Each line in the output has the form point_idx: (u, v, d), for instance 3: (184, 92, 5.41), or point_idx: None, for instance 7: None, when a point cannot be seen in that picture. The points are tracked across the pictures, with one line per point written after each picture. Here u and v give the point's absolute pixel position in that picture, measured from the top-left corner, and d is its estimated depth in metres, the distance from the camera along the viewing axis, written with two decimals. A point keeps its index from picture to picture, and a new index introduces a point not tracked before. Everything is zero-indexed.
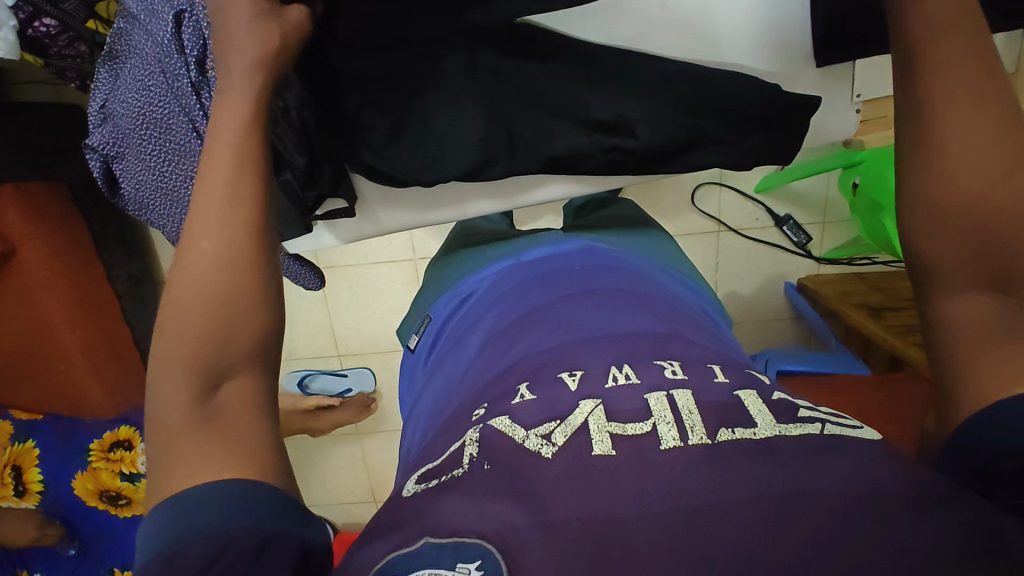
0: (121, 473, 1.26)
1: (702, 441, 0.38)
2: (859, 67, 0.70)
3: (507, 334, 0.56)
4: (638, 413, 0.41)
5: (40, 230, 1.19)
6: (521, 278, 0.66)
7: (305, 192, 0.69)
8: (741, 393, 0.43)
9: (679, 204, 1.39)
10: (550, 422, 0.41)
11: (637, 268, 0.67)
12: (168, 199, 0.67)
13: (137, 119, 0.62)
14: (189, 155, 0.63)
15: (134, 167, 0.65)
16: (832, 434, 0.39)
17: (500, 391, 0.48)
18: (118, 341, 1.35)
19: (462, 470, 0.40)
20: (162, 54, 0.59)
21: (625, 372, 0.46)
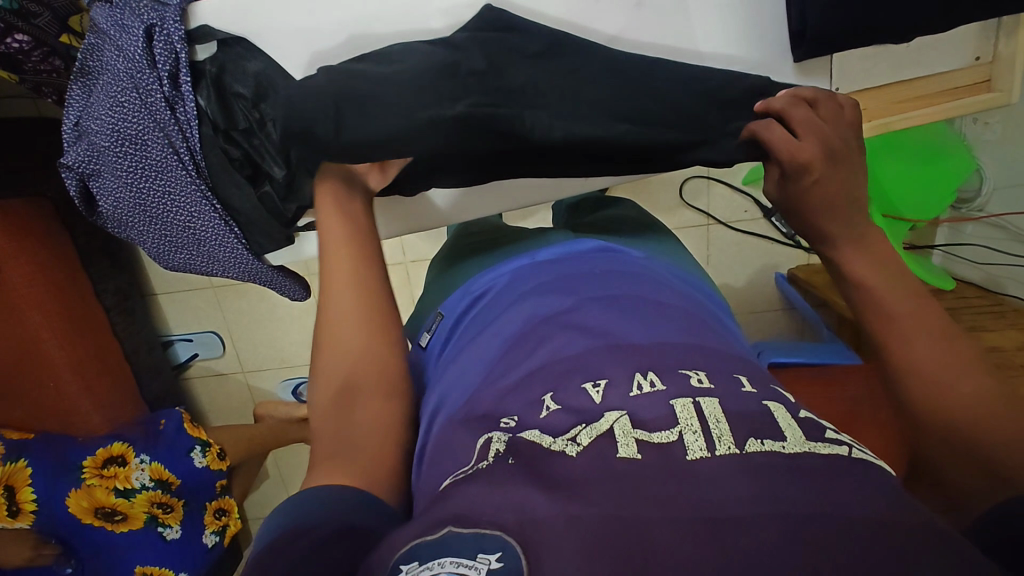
0: (115, 490, 1.30)
1: (730, 451, 0.37)
2: (837, 60, 0.70)
3: (531, 337, 0.54)
4: (665, 420, 0.41)
5: (28, 246, 1.18)
6: (539, 276, 0.65)
7: (284, 203, 0.66)
8: (769, 403, 0.43)
9: (668, 199, 1.39)
10: (577, 427, 0.42)
11: (654, 270, 0.66)
12: (148, 216, 0.66)
13: (112, 136, 0.60)
14: (167, 171, 0.62)
15: (112, 184, 0.63)
16: (859, 458, 0.38)
17: (523, 399, 0.48)
18: (108, 358, 1.35)
19: (487, 463, 0.41)
20: (133, 69, 0.59)
21: (649, 379, 0.45)
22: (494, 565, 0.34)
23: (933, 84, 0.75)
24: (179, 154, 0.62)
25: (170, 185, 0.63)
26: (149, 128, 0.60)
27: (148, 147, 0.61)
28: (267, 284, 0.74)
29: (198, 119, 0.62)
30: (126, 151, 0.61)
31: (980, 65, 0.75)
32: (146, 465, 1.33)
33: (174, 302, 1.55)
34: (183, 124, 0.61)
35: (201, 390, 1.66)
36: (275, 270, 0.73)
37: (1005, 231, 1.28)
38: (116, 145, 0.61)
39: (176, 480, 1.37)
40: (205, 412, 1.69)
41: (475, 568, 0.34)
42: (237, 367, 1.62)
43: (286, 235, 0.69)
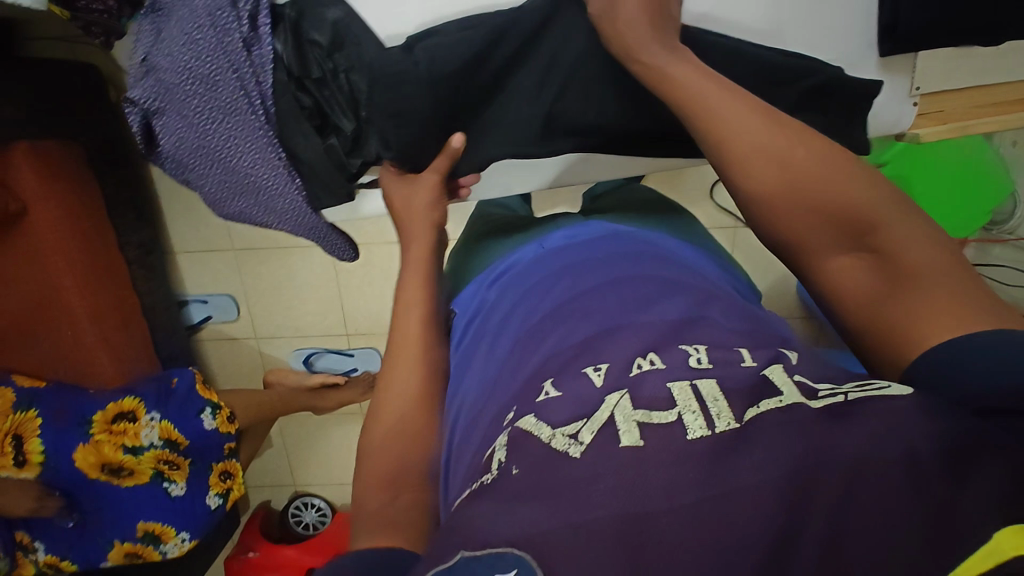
0: (124, 446, 1.28)
1: (731, 426, 0.38)
2: (921, 58, 0.68)
3: (534, 332, 0.55)
4: (662, 402, 0.41)
5: (59, 190, 1.17)
6: (551, 267, 0.65)
7: (349, 158, 0.65)
8: (768, 372, 0.43)
9: (698, 196, 1.41)
10: (577, 421, 0.41)
11: (668, 252, 0.67)
12: (209, 159, 0.64)
13: (183, 74, 0.59)
14: (238, 113, 0.61)
15: (176, 123, 0.62)
16: (856, 399, 0.39)
17: (527, 391, 0.48)
18: (126, 309, 1.33)
19: (492, 478, 0.41)
20: (212, 6, 0.58)
21: (650, 359, 0.46)
22: None
23: (991, 94, 0.75)
24: (251, 98, 0.60)
25: (237, 130, 0.61)
26: (223, 69, 0.59)
27: (219, 88, 0.59)
28: (316, 238, 0.71)
29: (274, 62, 0.61)
30: (196, 91, 0.60)
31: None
32: (156, 423, 1.31)
33: (193, 263, 1.54)
34: (257, 67, 0.60)
35: (211, 353, 1.65)
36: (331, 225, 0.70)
37: None
38: (188, 83, 0.59)
39: (186, 441, 1.35)
40: (214, 376, 1.68)
41: None
42: (249, 333, 1.61)
43: (347, 189, 0.66)
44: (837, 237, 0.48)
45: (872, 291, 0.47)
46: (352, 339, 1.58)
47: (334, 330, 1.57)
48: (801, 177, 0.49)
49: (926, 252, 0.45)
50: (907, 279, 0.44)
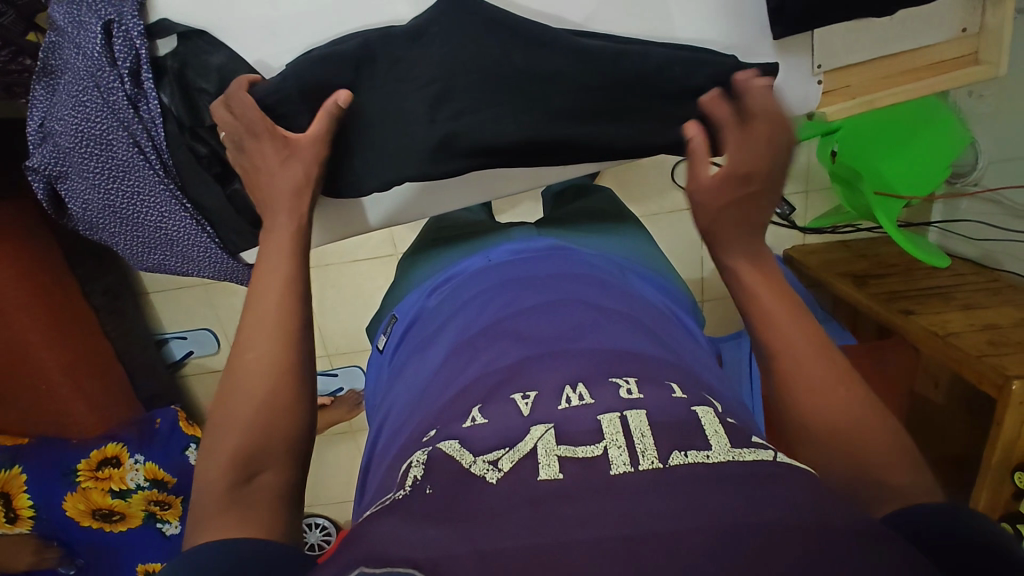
0: (111, 491, 1.32)
1: (653, 466, 0.37)
2: (819, 36, 0.68)
3: (467, 348, 0.53)
4: (590, 435, 0.39)
5: (13, 249, 1.17)
6: (489, 281, 0.63)
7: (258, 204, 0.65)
8: (697, 408, 0.42)
9: (659, 181, 1.40)
10: (499, 450, 0.40)
11: (605, 271, 0.64)
12: (118, 217, 0.66)
13: (74, 136, 0.60)
14: (135, 171, 0.62)
15: (79, 186, 0.63)
16: (784, 461, 0.38)
17: (451, 413, 0.46)
18: (99, 355, 1.34)
19: (405, 492, 0.39)
20: (92, 66, 0.59)
21: (579, 393, 0.43)
22: None
23: (914, 58, 0.74)
24: (147, 155, 0.62)
25: (139, 186, 0.63)
26: (113, 128, 0.60)
27: (114, 148, 0.61)
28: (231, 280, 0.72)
29: (162, 116, 0.62)
30: (91, 152, 0.61)
31: (968, 37, 0.73)
32: (140, 466, 1.34)
33: (166, 303, 1.54)
34: (147, 123, 0.61)
35: (196, 387, 1.65)
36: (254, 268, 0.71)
37: (999, 207, 1.26)
38: (82, 145, 0.61)
39: (173, 479, 1.37)
40: (202, 410, 1.69)
41: None
42: None
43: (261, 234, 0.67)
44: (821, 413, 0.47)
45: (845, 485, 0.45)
46: (332, 360, 1.57)
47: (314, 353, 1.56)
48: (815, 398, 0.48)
49: (910, 483, 0.44)
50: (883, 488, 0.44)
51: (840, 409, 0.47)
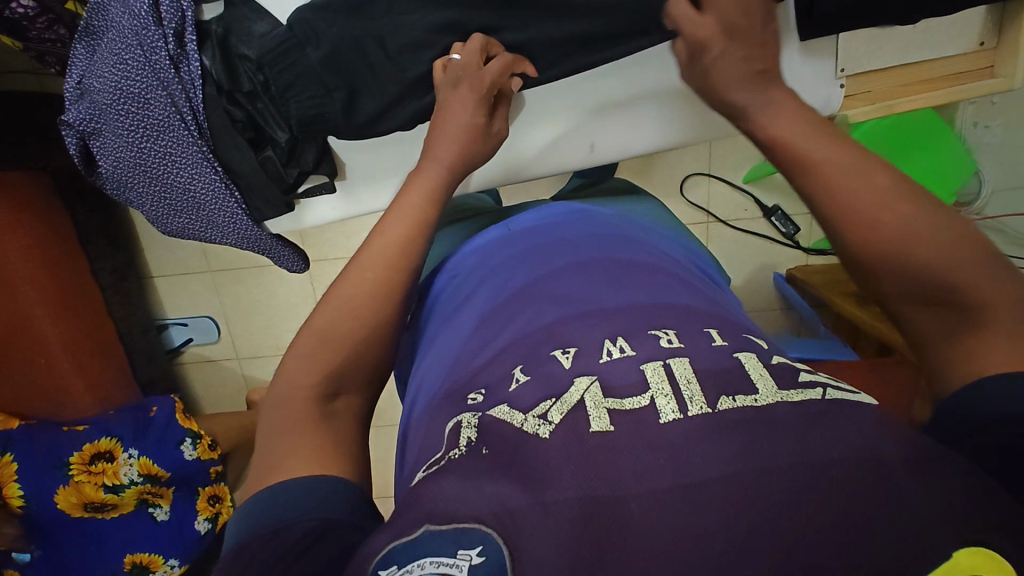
0: (104, 486, 1.28)
1: (702, 411, 0.38)
2: (841, 42, 0.76)
3: (503, 312, 0.53)
4: (636, 387, 0.41)
5: (24, 220, 1.17)
6: (514, 249, 0.64)
7: (286, 168, 0.80)
8: (740, 355, 0.43)
9: (669, 192, 1.42)
10: (546, 402, 0.41)
11: (630, 232, 0.65)
12: (143, 173, 0.77)
13: (114, 94, 0.71)
14: (167, 129, 0.74)
15: (112, 144, 0.74)
16: (834, 398, 0.39)
17: (495, 374, 0.47)
18: (101, 336, 1.34)
19: (459, 453, 0.40)
20: (139, 27, 0.70)
21: (619, 346, 0.45)
22: (475, 559, 0.34)
23: (931, 69, 0.79)
24: (183, 115, 0.73)
25: (170, 147, 0.75)
26: (153, 86, 0.71)
27: (151, 106, 0.72)
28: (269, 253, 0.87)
29: (201, 78, 0.74)
30: (128, 110, 0.72)
31: (984, 51, 0.78)
32: (134, 460, 1.30)
33: (172, 287, 1.55)
34: (188, 82, 0.73)
35: (194, 375, 1.65)
36: (274, 237, 0.87)
37: (1004, 234, 1.29)
38: (119, 103, 0.72)
39: (166, 474, 1.34)
40: (197, 399, 1.68)
41: (456, 565, 0.34)
42: (231, 353, 1.61)
43: (284, 201, 0.83)
44: (919, 291, 0.45)
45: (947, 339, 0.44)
46: None
47: None
48: (894, 252, 0.46)
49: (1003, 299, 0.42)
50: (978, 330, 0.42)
51: (888, 225, 0.46)
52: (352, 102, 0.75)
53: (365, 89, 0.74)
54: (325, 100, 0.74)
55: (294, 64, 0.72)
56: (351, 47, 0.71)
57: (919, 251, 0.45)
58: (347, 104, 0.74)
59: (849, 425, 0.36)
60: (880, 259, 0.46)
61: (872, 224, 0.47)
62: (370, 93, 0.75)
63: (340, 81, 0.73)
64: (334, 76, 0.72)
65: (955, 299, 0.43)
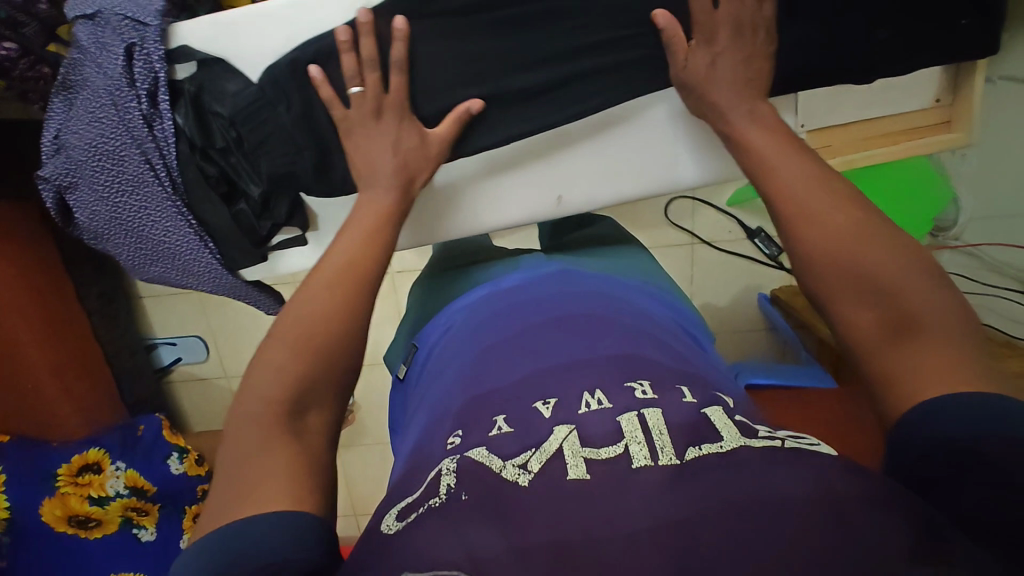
0: (90, 497, 1.29)
1: (671, 462, 0.39)
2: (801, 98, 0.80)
3: (487, 364, 0.54)
4: (611, 436, 0.42)
5: (14, 250, 1.19)
6: (501, 305, 0.64)
7: (259, 221, 0.84)
8: (707, 411, 0.44)
9: (653, 217, 1.44)
10: (526, 452, 0.42)
11: (615, 292, 0.65)
12: (118, 223, 0.81)
13: (90, 151, 0.76)
14: (141, 185, 0.78)
15: (88, 197, 0.79)
16: (792, 448, 0.40)
17: (478, 417, 0.48)
18: (90, 361, 1.35)
19: (439, 500, 0.40)
20: (113, 88, 0.74)
21: (598, 398, 0.46)
22: None
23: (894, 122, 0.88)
24: (156, 172, 0.78)
25: (145, 201, 0.79)
26: (127, 145, 0.76)
27: (126, 163, 0.77)
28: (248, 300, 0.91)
29: (174, 136, 0.77)
30: (103, 166, 0.77)
31: (940, 106, 0.87)
32: (121, 472, 1.32)
33: (160, 307, 1.56)
34: (160, 139, 0.77)
35: (184, 393, 1.65)
36: (251, 285, 0.90)
37: (980, 261, 1.32)
38: (94, 160, 0.76)
39: (153, 488, 1.34)
40: (185, 417, 1.68)
41: None
42: (220, 373, 1.61)
43: (258, 253, 0.86)
44: (869, 302, 0.50)
45: (885, 342, 0.48)
46: None
47: None
48: (841, 251, 0.52)
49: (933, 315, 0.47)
50: (913, 336, 0.47)
51: (853, 242, 0.52)
52: (322, 163, 0.79)
53: (333, 150, 0.79)
54: (294, 161, 0.79)
55: (266, 124, 0.77)
56: (315, 112, 0.77)
57: (863, 262, 0.51)
58: (316, 164, 0.79)
59: (804, 469, 0.37)
60: (834, 261, 0.52)
61: (828, 229, 0.53)
62: (339, 151, 0.79)
63: (308, 146, 0.78)
64: (306, 136, 0.78)
65: (895, 307, 0.48)
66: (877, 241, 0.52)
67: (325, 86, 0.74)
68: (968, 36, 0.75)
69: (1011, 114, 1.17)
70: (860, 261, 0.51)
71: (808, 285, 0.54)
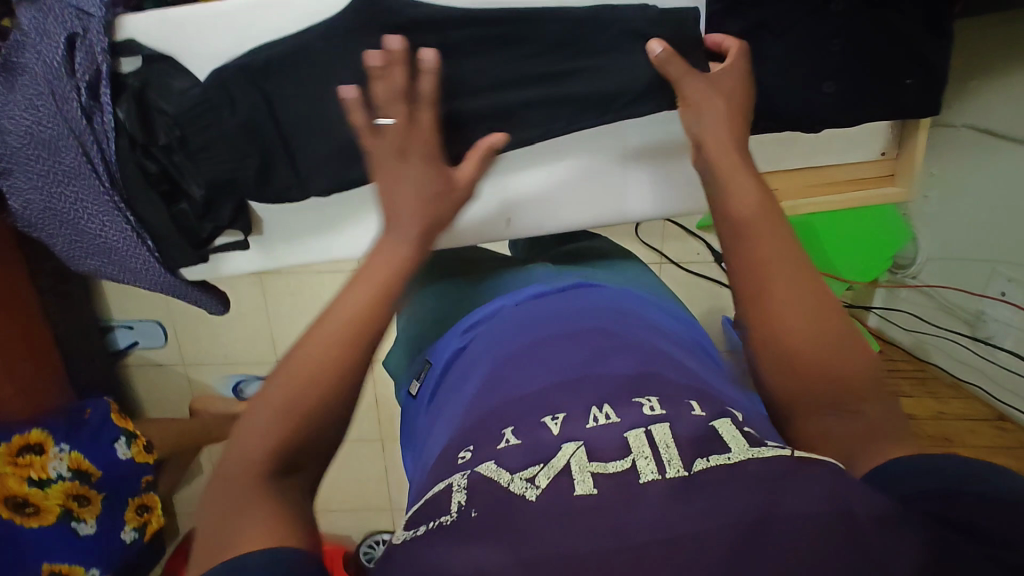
0: (29, 480, 1.20)
1: (679, 474, 0.40)
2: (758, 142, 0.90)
3: (497, 379, 0.54)
4: (618, 451, 0.42)
5: None
6: (517, 319, 0.63)
7: (201, 222, 0.87)
8: (716, 424, 0.44)
9: (626, 235, 1.47)
10: (534, 467, 0.42)
11: (628, 305, 0.65)
12: (54, 210, 0.82)
13: (27, 138, 0.77)
14: (77, 176, 0.79)
15: (25, 184, 0.80)
16: (802, 457, 0.41)
17: (488, 432, 0.48)
18: (37, 344, 1.30)
19: (451, 517, 0.40)
20: (51, 77, 0.74)
21: (605, 413, 0.46)
22: None
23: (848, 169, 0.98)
24: (94, 166, 0.79)
25: (80, 192, 0.80)
26: (63, 134, 0.77)
27: (61, 153, 0.78)
28: (191, 299, 0.95)
29: (114, 129, 0.79)
30: (39, 153, 0.78)
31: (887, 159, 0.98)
32: (64, 454, 1.25)
33: (116, 288, 1.50)
34: (98, 132, 0.78)
35: (138, 378, 1.60)
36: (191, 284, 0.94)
37: (932, 301, 1.38)
38: (30, 147, 0.78)
39: (97, 472, 1.29)
40: (135, 404, 1.62)
41: None
42: (177, 359, 1.56)
43: (196, 252, 0.89)
44: (829, 394, 0.48)
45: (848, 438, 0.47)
46: None
47: (265, 357, 1.54)
48: (797, 337, 0.49)
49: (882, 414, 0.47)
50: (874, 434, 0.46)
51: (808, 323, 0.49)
52: (265, 171, 0.82)
53: (280, 160, 0.82)
54: (237, 165, 0.81)
55: (209, 128, 0.79)
56: (261, 117, 0.79)
57: (819, 352, 0.48)
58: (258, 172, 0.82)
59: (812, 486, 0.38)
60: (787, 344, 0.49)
61: (781, 301, 0.50)
62: (284, 162, 0.82)
63: (251, 153, 0.80)
64: (250, 146, 0.80)
65: (847, 401, 0.47)
66: (826, 318, 0.49)
67: (358, 110, 0.62)
68: (912, 95, 0.82)
69: (970, 162, 1.24)
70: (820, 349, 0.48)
71: (761, 360, 0.51)
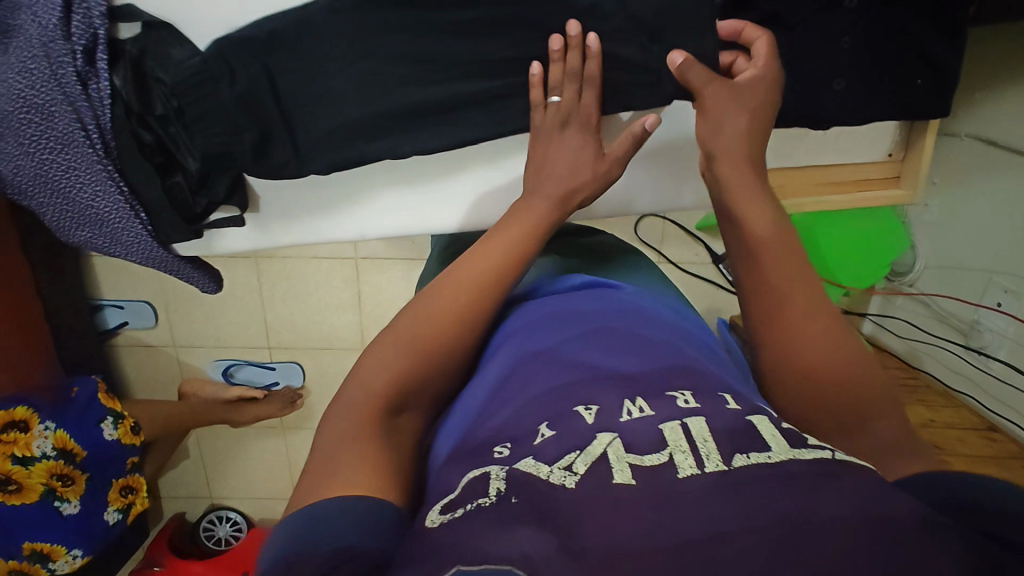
0: (13, 457, 1.16)
1: (718, 467, 0.35)
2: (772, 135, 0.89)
3: (518, 379, 0.51)
4: (654, 443, 0.38)
5: None
6: (529, 315, 0.61)
7: (195, 196, 0.85)
8: (753, 417, 0.41)
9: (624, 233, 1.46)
10: (570, 454, 0.39)
11: (641, 304, 0.63)
12: (43, 182, 0.78)
13: (17, 102, 0.72)
14: (70, 143, 0.75)
15: (14, 151, 0.75)
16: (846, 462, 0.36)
17: (519, 428, 0.44)
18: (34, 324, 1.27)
19: (489, 501, 0.36)
20: (47, 39, 0.71)
21: (639, 405, 0.43)
22: None
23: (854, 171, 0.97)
24: (88, 132, 0.75)
25: (73, 161, 0.76)
26: (57, 100, 0.73)
27: (55, 119, 0.74)
28: (181, 276, 0.92)
29: (111, 97, 0.76)
30: (31, 118, 0.73)
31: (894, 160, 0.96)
32: (50, 433, 1.23)
33: (108, 267, 1.48)
34: (95, 98, 0.76)
35: (126, 358, 1.57)
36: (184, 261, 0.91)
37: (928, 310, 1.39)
38: (20, 111, 0.73)
39: (83, 452, 1.28)
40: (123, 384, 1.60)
41: None
42: (167, 340, 1.55)
43: (190, 227, 0.87)
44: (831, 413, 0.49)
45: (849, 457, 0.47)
46: (274, 351, 1.54)
47: (257, 342, 1.53)
48: (796, 353, 0.50)
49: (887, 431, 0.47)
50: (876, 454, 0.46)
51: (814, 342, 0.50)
52: (267, 144, 0.82)
53: (279, 134, 0.81)
54: (237, 138, 0.80)
55: (207, 97, 0.77)
56: (260, 92, 0.78)
57: (821, 372, 0.49)
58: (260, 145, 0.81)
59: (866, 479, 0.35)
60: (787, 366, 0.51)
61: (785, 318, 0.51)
62: (285, 137, 0.82)
63: (251, 126, 0.80)
64: (246, 118, 0.79)
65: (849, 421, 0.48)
66: (832, 334, 0.50)
67: (540, 87, 0.74)
68: (921, 96, 0.81)
69: (972, 171, 1.24)
70: (828, 369, 0.49)
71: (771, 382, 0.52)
